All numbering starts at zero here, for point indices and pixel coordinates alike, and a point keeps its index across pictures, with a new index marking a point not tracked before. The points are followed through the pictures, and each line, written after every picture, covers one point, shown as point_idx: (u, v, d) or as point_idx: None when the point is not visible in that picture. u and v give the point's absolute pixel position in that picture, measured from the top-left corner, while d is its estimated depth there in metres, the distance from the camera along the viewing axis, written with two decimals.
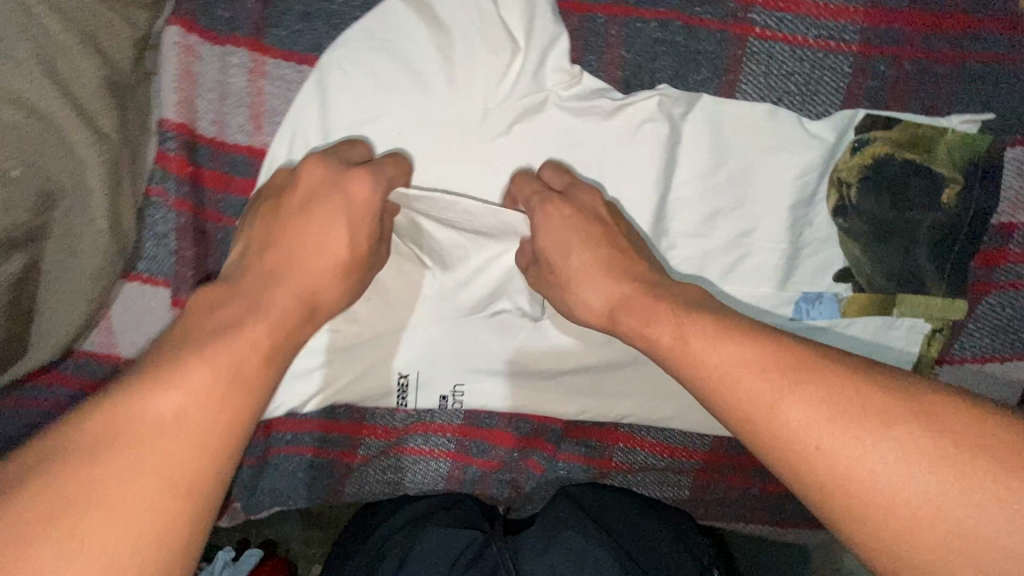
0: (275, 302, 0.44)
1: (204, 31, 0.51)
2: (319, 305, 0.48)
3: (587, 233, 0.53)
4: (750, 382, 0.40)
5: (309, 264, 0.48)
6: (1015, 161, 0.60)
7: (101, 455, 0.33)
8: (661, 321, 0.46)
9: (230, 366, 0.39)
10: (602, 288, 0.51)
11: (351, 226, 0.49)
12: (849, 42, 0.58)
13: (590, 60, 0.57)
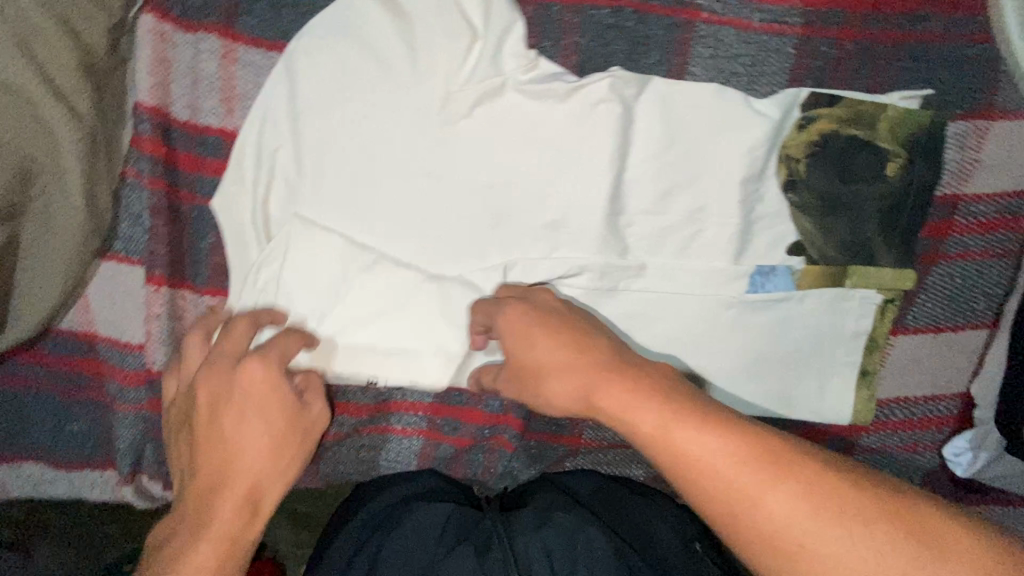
0: (219, 504, 0.50)
1: (176, 19, 0.54)
2: (269, 479, 0.53)
3: (551, 328, 0.52)
4: (732, 472, 0.40)
5: (241, 457, 0.52)
6: (957, 136, 0.63)
7: None
8: (640, 408, 0.45)
9: (202, 565, 0.48)
10: (568, 358, 0.50)
11: (260, 426, 0.52)
12: (792, 24, 0.61)
13: (546, 46, 0.60)
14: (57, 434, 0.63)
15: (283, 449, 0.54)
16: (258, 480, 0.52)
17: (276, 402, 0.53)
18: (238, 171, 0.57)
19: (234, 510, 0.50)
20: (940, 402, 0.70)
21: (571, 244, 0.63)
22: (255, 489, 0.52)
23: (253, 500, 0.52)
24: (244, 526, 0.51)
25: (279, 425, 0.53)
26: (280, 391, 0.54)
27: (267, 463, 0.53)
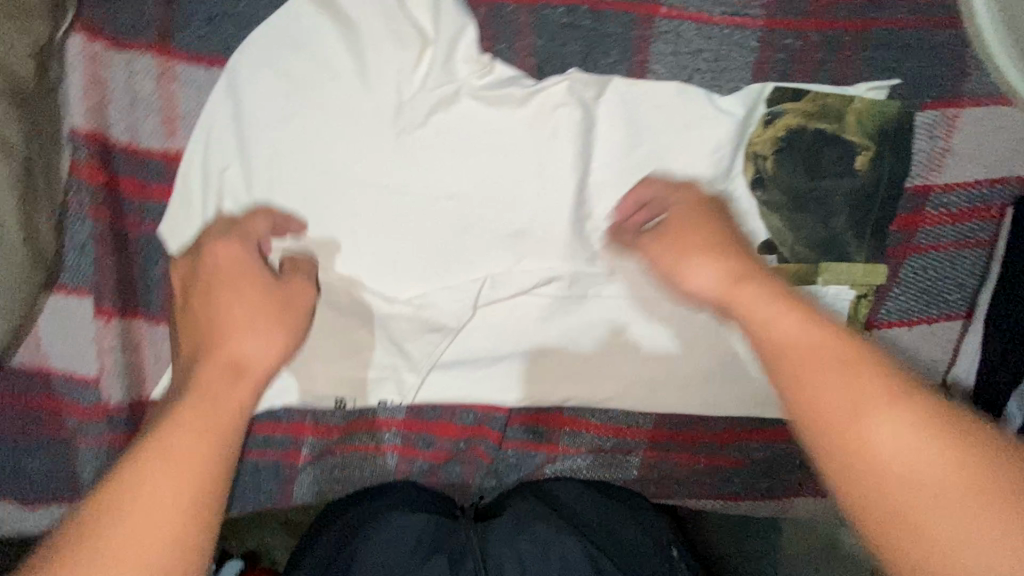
0: (201, 388, 0.41)
1: (108, 37, 0.51)
2: (259, 356, 0.44)
3: (700, 223, 0.53)
4: (837, 364, 0.40)
5: (242, 330, 0.44)
6: (925, 125, 0.62)
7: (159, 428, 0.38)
8: (765, 308, 0.45)
9: (175, 451, 0.37)
10: (714, 268, 0.49)
11: (248, 297, 0.46)
12: (753, 17, 0.59)
13: (502, 49, 0.58)
14: (17, 473, 0.61)
15: (273, 325, 0.46)
16: (241, 360, 0.43)
17: (256, 273, 0.47)
18: (185, 195, 0.55)
19: (224, 386, 0.41)
20: None
21: (537, 253, 0.62)
22: (243, 371, 0.43)
23: (236, 365, 0.43)
24: (223, 408, 0.40)
25: (269, 296, 0.47)
26: (260, 271, 0.48)
27: (259, 337, 0.45)
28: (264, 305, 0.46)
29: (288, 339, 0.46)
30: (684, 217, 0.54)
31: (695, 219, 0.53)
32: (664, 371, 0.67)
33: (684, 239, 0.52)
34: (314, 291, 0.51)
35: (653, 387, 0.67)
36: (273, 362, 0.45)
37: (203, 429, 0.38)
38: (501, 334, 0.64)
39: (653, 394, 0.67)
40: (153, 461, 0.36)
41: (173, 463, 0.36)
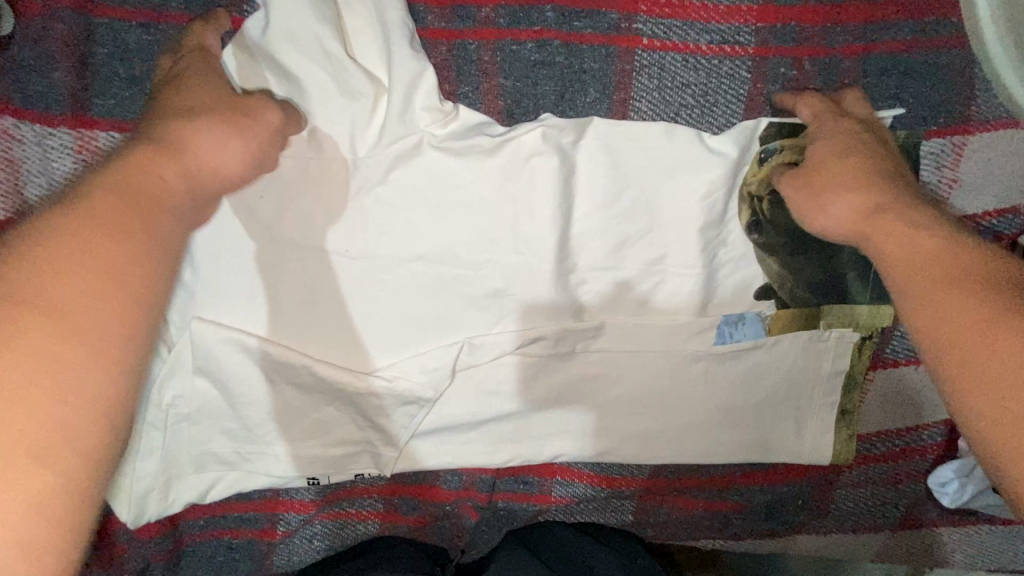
0: (133, 164, 0.37)
1: (18, 110, 0.46)
2: (210, 174, 0.41)
3: (857, 147, 0.50)
4: (931, 268, 0.40)
5: (196, 133, 0.41)
6: (932, 155, 0.57)
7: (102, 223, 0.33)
8: (891, 225, 0.44)
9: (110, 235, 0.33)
10: (852, 198, 0.48)
11: (202, 100, 0.43)
12: (744, 44, 0.53)
13: (466, 92, 0.53)
14: None
15: (228, 131, 0.42)
16: (197, 168, 0.40)
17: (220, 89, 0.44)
18: None
19: (173, 189, 0.38)
20: (925, 430, 0.66)
21: (518, 312, 0.57)
22: (198, 199, 0.40)
23: (184, 158, 0.39)
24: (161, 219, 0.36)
25: (218, 114, 0.42)
26: (218, 91, 0.44)
27: (212, 143, 0.41)
28: (220, 109, 0.42)
29: (247, 156, 0.43)
30: (833, 139, 0.50)
31: (838, 149, 0.50)
32: (659, 423, 0.63)
33: (824, 175, 0.49)
34: (281, 124, 0.46)
35: (647, 438, 0.64)
36: (216, 168, 0.41)
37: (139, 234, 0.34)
38: (482, 396, 0.59)
39: (647, 446, 0.64)
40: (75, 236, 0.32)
41: (98, 246, 0.32)
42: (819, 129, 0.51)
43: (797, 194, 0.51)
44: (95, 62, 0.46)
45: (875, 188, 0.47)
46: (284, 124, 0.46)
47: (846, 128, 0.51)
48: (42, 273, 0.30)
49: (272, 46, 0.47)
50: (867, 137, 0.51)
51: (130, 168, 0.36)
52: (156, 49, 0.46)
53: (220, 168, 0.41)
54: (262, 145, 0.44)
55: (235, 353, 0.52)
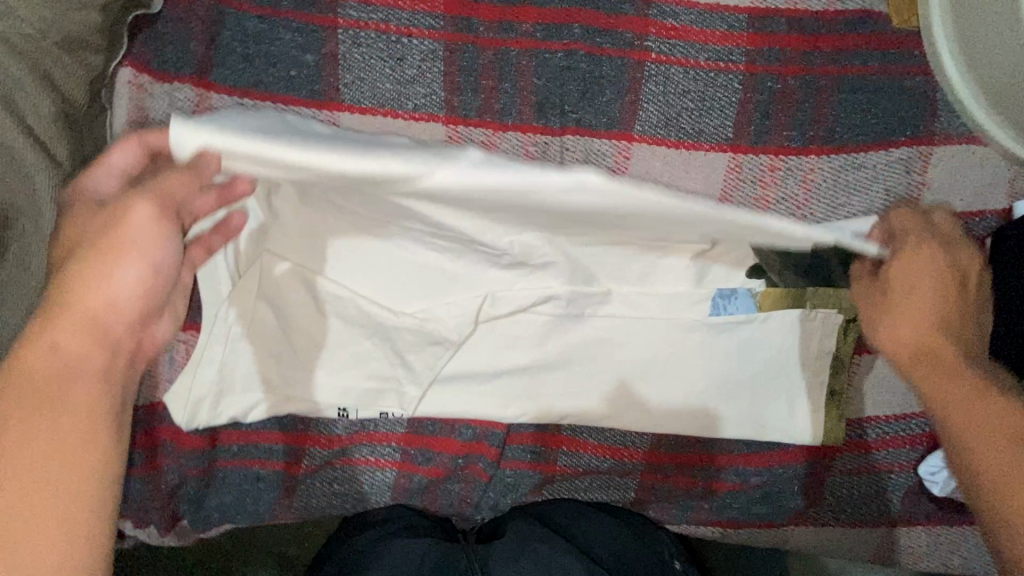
0: (30, 342, 0.41)
1: (155, 72, 0.57)
2: (112, 314, 0.44)
3: (932, 279, 0.53)
4: (972, 421, 0.48)
5: (84, 278, 0.43)
6: (901, 160, 0.66)
7: (53, 394, 0.40)
8: (943, 367, 0.52)
9: (54, 405, 0.39)
10: (912, 330, 0.54)
11: (85, 233, 0.44)
12: (736, 62, 0.65)
13: (507, 87, 0.64)
14: None
15: (111, 265, 0.44)
16: (95, 314, 0.43)
17: (95, 210, 0.45)
18: None
19: (77, 353, 0.42)
20: (912, 420, 0.71)
21: (533, 274, 0.64)
22: (109, 350, 0.44)
23: (89, 317, 0.43)
24: (65, 391, 0.40)
25: (102, 252, 0.43)
26: (101, 217, 0.44)
27: (104, 285, 0.43)
28: (99, 248, 0.43)
29: (147, 275, 0.45)
30: (905, 267, 0.54)
31: (909, 284, 0.53)
32: (660, 391, 0.69)
33: (902, 305, 0.53)
34: (155, 209, 0.44)
35: (648, 407, 0.69)
36: (112, 300, 0.44)
37: (60, 412, 0.40)
38: (500, 348, 0.67)
39: (648, 414, 0.69)
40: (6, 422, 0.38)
41: (46, 417, 0.39)
42: (898, 256, 0.54)
43: (869, 312, 0.55)
44: (221, 39, 0.58)
45: (933, 334, 0.53)
46: (168, 195, 0.45)
47: (924, 257, 0.54)
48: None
49: (360, 43, 0.61)
50: (942, 267, 0.54)
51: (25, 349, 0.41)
52: (269, 34, 0.59)
53: (125, 298, 0.44)
54: (150, 251, 0.45)
55: (295, 283, 0.61)
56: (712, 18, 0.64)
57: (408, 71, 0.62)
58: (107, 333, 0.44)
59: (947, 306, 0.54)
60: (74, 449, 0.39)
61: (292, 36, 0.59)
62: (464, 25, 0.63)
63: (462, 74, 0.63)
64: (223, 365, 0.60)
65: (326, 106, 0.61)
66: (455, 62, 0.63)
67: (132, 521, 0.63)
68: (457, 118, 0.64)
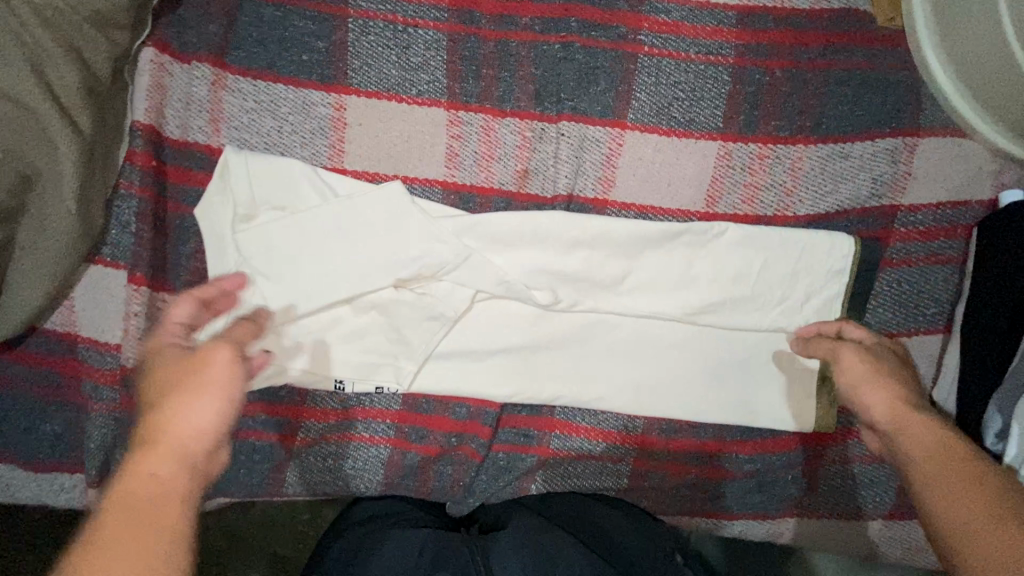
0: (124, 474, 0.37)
1: (176, 52, 0.61)
2: (196, 444, 0.40)
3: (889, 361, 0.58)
4: (942, 463, 0.46)
5: (171, 416, 0.41)
6: (887, 151, 0.68)
7: (140, 522, 0.35)
8: (913, 421, 0.51)
9: (135, 534, 0.34)
10: (883, 394, 0.54)
11: (170, 375, 0.43)
12: (725, 56, 0.68)
13: (506, 76, 0.67)
14: (29, 435, 0.62)
15: (186, 398, 0.41)
16: (177, 447, 0.40)
17: (177, 358, 0.45)
18: (222, 182, 0.62)
19: (168, 480, 0.38)
20: None
21: (527, 250, 0.67)
22: (195, 476, 0.39)
23: (177, 446, 0.40)
24: (161, 519, 0.35)
25: (180, 379, 0.43)
26: (178, 355, 0.46)
27: (185, 416, 0.41)
28: (182, 370, 0.43)
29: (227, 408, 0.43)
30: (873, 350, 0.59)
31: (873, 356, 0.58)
32: (653, 373, 0.69)
33: (870, 369, 0.57)
34: (233, 350, 0.45)
35: (642, 389, 0.69)
36: (198, 431, 0.41)
37: (145, 537, 0.34)
38: (494, 326, 0.68)
39: (641, 396, 0.69)
40: (91, 568, 0.32)
41: (124, 549, 0.33)
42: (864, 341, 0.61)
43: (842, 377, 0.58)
44: (238, 24, 0.62)
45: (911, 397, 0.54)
46: (237, 344, 0.47)
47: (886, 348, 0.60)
48: None
49: (368, 31, 0.65)
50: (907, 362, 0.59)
51: (116, 482, 0.37)
52: (283, 21, 0.63)
53: (202, 426, 0.41)
54: (226, 384, 0.43)
55: (297, 254, 0.63)
56: (702, 14, 0.68)
57: (413, 59, 0.66)
58: (194, 467, 0.39)
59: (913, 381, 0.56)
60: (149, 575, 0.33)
61: (305, 23, 0.63)
62: (466, 18, 0.66)
63: (463, 63, 0.66)
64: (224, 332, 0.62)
65: (334, 89, 0.64)
66: (457, 52, 0.66)
67: None
68: (458, 104, 0.66)
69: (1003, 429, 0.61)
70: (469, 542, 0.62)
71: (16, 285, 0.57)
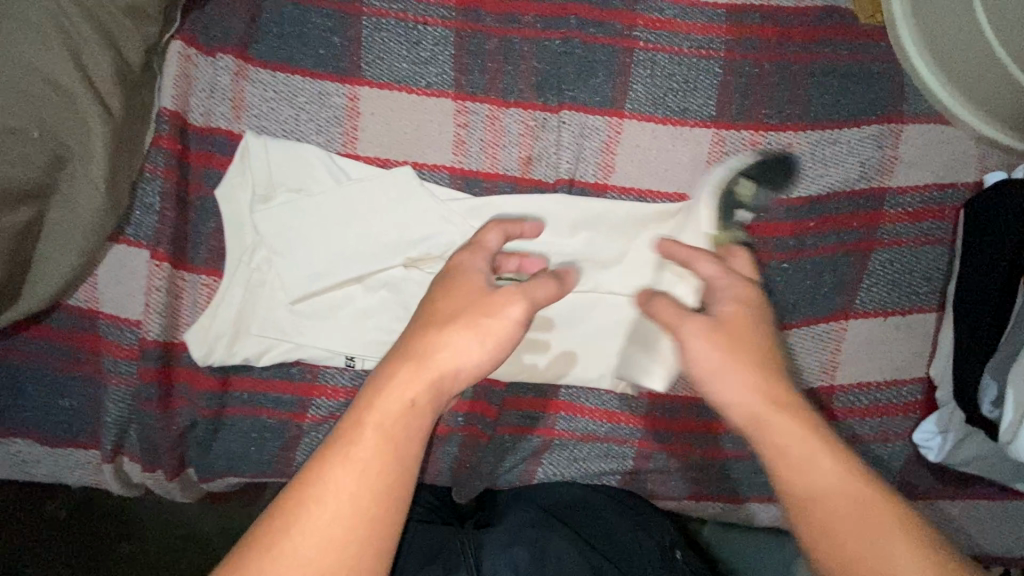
0: (394, 383, 0.45)
1: (201, 46, 0.65)
2: (452, 381, 0.47)
3: (737, 339, 0.50)
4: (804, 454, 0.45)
5: (446, 345, 0.47)
6: (872, 136, 0.71)
7: (395, 437, 0.44)
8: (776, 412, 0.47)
9: (389, 443, 0.43)
10: (741, 385, 0.48)
11: (461, 303, 0.50)
12: (716, 50, 0.72)
13: (510, 69, 0.71)
14: (48, 410, 0.64)
15: (456, 335, 0.48)
16: (440, 375, 0.46)
17: (470, 288, 0.51)
18: (241, 167, 0.66)
19: (422, 408, 0.45)
20: (902, 387, 0.72)
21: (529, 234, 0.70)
22: (439, 405, 0.47)
23: (438, 379, 0.46)
24: (409, 438, 0.44)
25: (463, 313, 0.49)
26: (473, 283, 0.51)
27: (458, 354, 0.47)
28: (472, 306, 0.49)
29: (484, 356, 0.48)
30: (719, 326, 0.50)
31: (732, 336, 0.50)
32: None
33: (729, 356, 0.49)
34: (523, 313, 0.50)
35: None
36: (457, 370, 0.47)
37: (394, 452, 0.43)
38: None
39: None
40: (360, 457, 0.43)
41: (385, 456, 0.43)
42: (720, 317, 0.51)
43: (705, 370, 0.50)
44: (260, 21, 0.67)
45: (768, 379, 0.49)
46: (534, 304, 0.51)
47: (736, 323, 0.51)
48: (341, 463, 0.42)
49: (381, 27, 0.69)
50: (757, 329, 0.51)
51: (386, 392, 0.45)
52: (301, 18, 0.67)
53: (462, 366, 0.47)
54: (497, 340, 0.49)
55: (312, 234, 0.66)
56: (693, 12, 0.72)
57: (422, 53, 0.70)
58: (442, 399, 0.47)
59: (756, 361, 0.49)
60: (387, 481, 0.43)
61: (322, 20, 0.68)
62: (472, 16, 0.71)
63: (469, 57, 0.70)
64: (241, 308, 0.65)
65: (348, 80, 0.68)
66: (464, 47, 0.70)
67: (140, 464, 0.65)
68: (464, 94, 0.70)
69: (998, 396, 0.63)
70: (466, 534, 0.65)
71: (46, 261, 0.60)
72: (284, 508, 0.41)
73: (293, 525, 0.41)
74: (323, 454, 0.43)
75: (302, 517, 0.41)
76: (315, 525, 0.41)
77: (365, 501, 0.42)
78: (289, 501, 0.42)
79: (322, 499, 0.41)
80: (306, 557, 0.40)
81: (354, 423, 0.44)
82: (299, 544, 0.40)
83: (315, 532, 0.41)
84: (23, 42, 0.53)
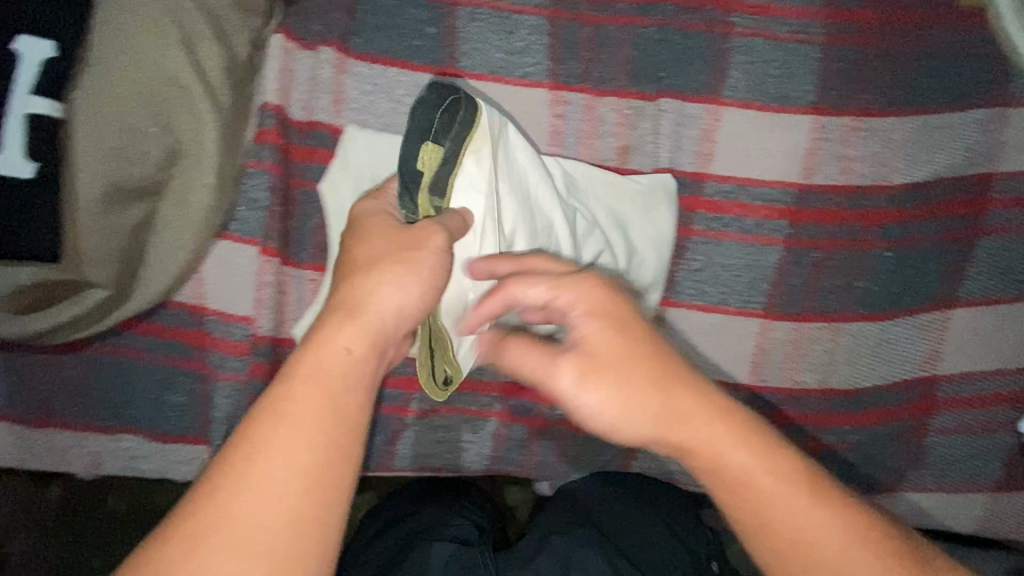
0: (325, 334, 0.43)
1: (301, 40, 0.65)
2: (385, 324, 0.46)
3: (620, 365, 0.47)
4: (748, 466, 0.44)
5: (375, 287, 0.47)
6: (976, 122, 0.70)
7: (331, 386, 0.41)
8: (703, 428, 0.45)
9: (328, 392, 0.41)
10: (647, 405, 0.46)
11: (381, 249, 0.49)
12: (815, 34, 0.70)
13: (605, 57, 0.69)
14: (158, 406, 0.65)
15: (377, 280, 0.47)
16: (371, 318, 0.45)
17: (387, 232, 0.50)
18: (343, 160, 0.65)
19: (360, 354, 0.43)
20: (1008, 376, 0.71)
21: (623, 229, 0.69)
22: (379, 353, 0.45)
23: (372, 325, 0.45)
24: (349, 386, 0.42)
25: (385, 259, 0.48)
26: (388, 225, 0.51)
27: (389, 296, 0.46)
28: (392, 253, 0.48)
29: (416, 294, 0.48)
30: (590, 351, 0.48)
31: (608, 360, 0.47)
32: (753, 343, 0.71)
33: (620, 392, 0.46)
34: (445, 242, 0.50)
35: (741, 359, 0.71)
36: (398, 310, 0.47)
37: (334, 400, 0.41)
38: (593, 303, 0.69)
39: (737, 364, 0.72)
40: (295, 409, 0.40)
41: (326, 405, 0.40)
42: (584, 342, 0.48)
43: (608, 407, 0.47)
44: (357, 12, 0.66)
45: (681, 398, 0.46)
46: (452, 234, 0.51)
47: (608, 348, 0.48)
48: (273, 420, 0.39)
49: (477, 17, 0.68)
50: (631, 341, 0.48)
51: (321, 342, 0.43)
52: (397, 9, 0.66)
53: (394, 307, 0.46)
54: (430, 272, 0.49)
55: None
56: None
57: (517, 43, 0.69)
58: (382, 343, 0.45)
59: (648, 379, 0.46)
60: (328, 432, 0.40)
61: (418, 11, 0.67)
62: (566, 4, 0.69)
63: (565, 47, 0.69)
64: None
65: (445, 72, 0.67)
66: (558, 36, 0.69)
67: None
68: (560, 84, 0.69)
69: None
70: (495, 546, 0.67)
71: (155, 258, 0.59)
72: (217, 473, 0.38)
73: (222, 486, 0.37)
74: (253, 415, 0.40)
75: (238, 476, 0.38)
76: (255, 483, 0.37)
77: (302, 456, 0.39)
78: (222, 463, 0.38)
79: (257, 457, 0.38)
80: (248, 516, 0.37)
81: (286, 380, 0.41)
82: (235, 503, 0.37)
83: (251, 489, 0.37)
84: (143, 38, 0.54)
